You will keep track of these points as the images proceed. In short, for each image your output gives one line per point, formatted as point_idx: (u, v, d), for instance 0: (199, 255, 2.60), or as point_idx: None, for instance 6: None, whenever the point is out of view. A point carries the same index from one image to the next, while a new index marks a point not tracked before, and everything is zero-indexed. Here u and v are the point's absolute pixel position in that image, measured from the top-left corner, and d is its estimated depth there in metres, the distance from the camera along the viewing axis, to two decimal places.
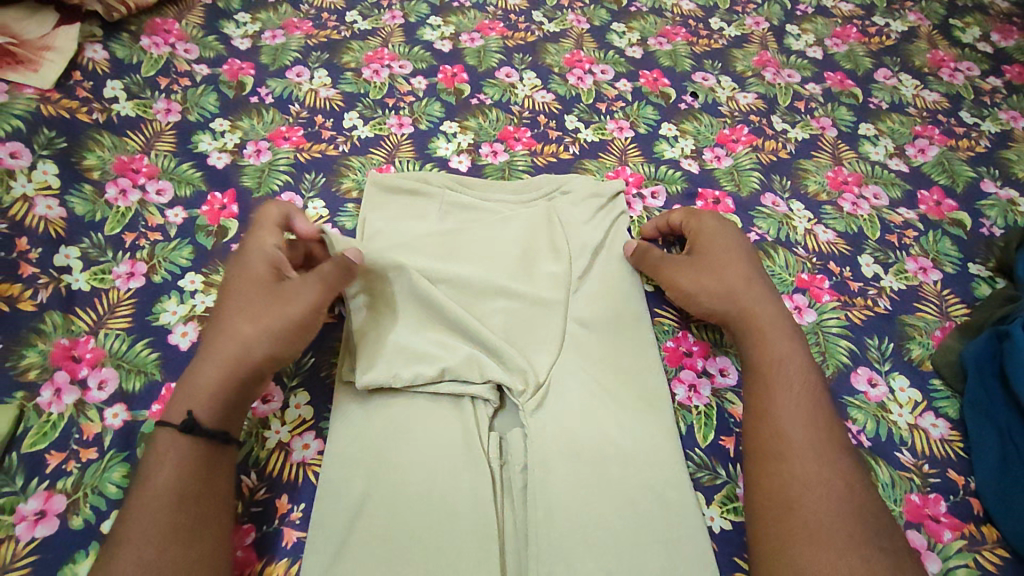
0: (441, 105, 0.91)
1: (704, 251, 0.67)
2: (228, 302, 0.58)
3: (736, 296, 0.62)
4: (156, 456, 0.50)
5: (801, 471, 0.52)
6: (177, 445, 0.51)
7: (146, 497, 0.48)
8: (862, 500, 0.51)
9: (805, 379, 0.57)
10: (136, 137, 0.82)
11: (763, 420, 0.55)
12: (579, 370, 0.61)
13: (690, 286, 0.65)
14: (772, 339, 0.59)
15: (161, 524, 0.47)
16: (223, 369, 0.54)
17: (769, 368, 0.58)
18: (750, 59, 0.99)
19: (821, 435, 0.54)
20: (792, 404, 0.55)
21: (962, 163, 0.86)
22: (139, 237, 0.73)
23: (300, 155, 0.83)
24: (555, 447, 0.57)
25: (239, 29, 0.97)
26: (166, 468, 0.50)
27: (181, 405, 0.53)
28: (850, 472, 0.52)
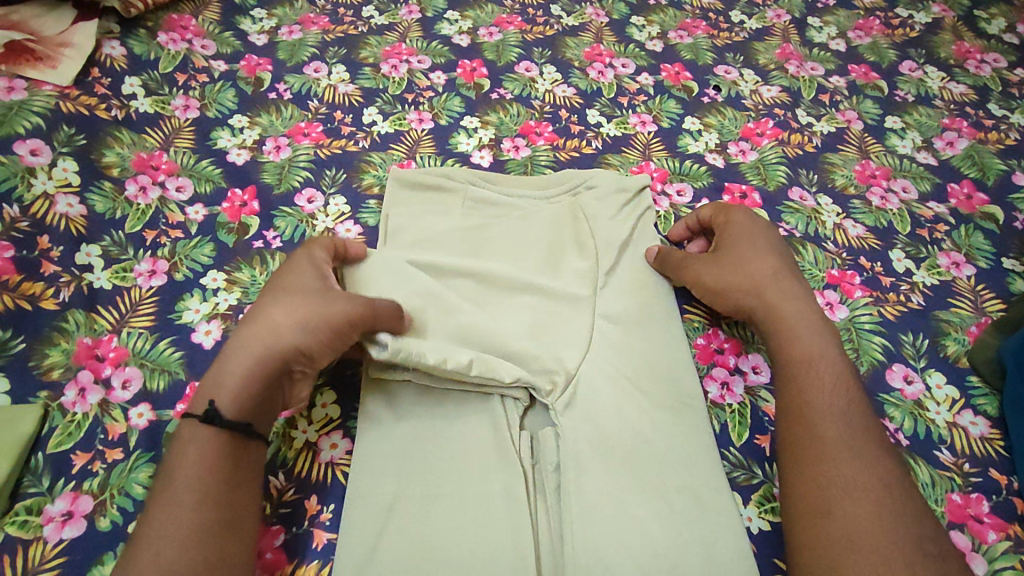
0: (460, 100, 0.89)
1: (731, 245, 0.65)
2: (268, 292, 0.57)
3: (761, 289, 0.61)
4: (180, 447, 0.49)
5: (843, 471, 0.50)
6: (199, 438, 0.49)
7: (172, 495, 0.47)
8: (906, 504, 0.49)
9: (842, 376, 0.56)
10: (155, 134, 0.81)
11: (799, 420, 0.54)
12: (608, 366, 0.60)
13: (716, 281, 0.63)
14: (802, 336, 0.58)
15: (186, 525, 0.46)
16: (251, 358, 0.52)
17: (801, 366, 0.57)
18: (772, 52, 0.98)
19: (862, 434, 0.52)
20: (827, 403, 0.54)
21: (992, 156, 0.85)
22: (160, 235, 0.72)
23: (320, 151, 0.83)
24: (587, 446, 0.56)
25: (256, 25, 0.97)
26: (193, 465, 0.48)
27: (206, 393, 0.51)
28: (893, 473, 0.50)
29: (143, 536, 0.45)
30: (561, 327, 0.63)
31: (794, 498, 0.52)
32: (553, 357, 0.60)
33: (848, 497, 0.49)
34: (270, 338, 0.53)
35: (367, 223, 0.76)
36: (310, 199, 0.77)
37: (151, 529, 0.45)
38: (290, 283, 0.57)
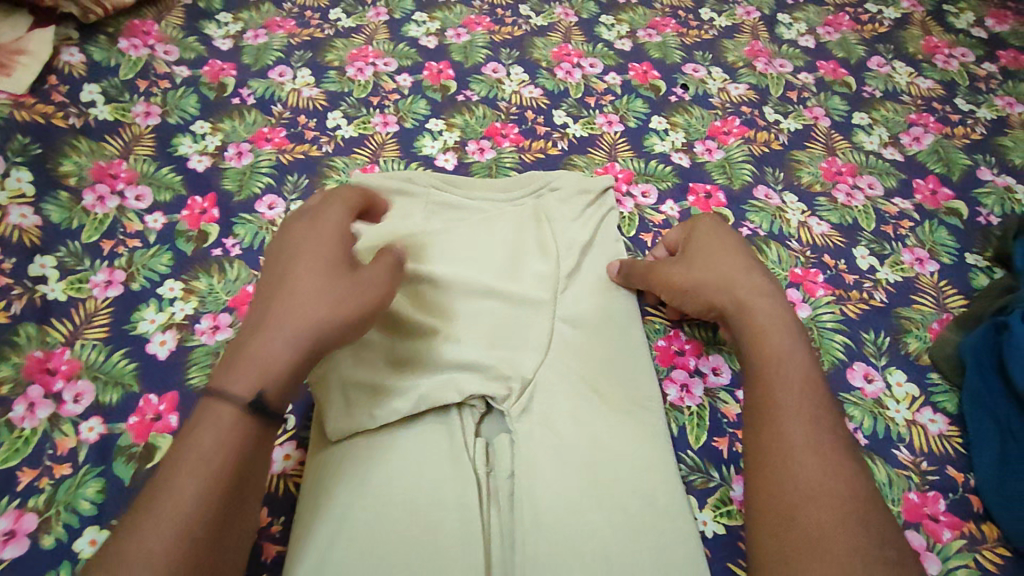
0: (426, 103, 0.89)
1: (701, 247, 0.65)
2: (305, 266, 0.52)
3: (732, 286, 0.61)
4: (189, 450, 0.44)
5: (804, 476, 0.50)
6: (215, 445, 0.44)
7: (159, 505, 0.42)
8: (868, 510, 0.48)
9: (806, 377, 0.55)
10: (114, 142, 0.80)
11: (764, 422, 0.54)
12: (567, 370, 0.60)
13: (686, 280, 0.63)
14: (772, 336, 0.57)
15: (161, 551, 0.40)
16: (300, 340, 0.48)
17: (769, 368, 0.56)
18: (741, 50, 0.97)
19: (823, 436, 0.52)
20: (793, 405, 0.53)
21: (958, 151, 0.85)
22: (117, 244, 0.72)
23: (283, 156, 0.82)
24: (544, 452, 0.55)
25: (221, 29, 0.96)
26: (192, 478, 0.43)
27: (248, 376, 0.46)
28: (855, 476, 0.50)
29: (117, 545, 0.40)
30: (516, 330, 0.62)
31: (756, 503, 0.51)
32: (512, 363, 0.60)
33: (809, 501, 0.49)
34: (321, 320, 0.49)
35: None
36: (271, 205, 0.77)
37: (128, 536, 0.40)
38: (328, 261, 0.53)
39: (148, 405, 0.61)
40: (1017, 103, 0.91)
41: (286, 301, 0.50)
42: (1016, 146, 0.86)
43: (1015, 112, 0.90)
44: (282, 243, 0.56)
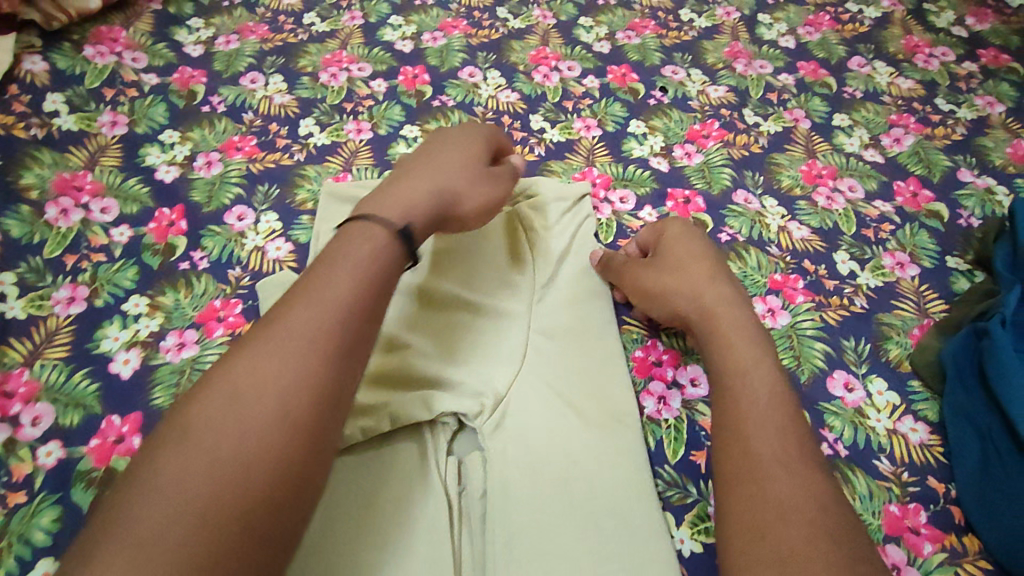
0: (401, 109, 0.87)
1: (669, 253, 0.65)
2: (452, 151, 0.60)
3: (699, 295, 0.60)
4: (270, 346, 0.39)
5: (774, 490, 0.48)
6: (306, 340, 0.40)
7: (231, 409, 0.37)
8: (842, 526, 0.46)
9: (773, 388, 0.54)
10: (79, 153, 0.78)
11: (733, 435, 0.52)
12: (541, 385, 0.59)
13: (652, 285, 0.63)
14: (738, 346, 0.56)
15: (237, 458, 0.35)
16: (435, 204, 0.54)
17: (736, 380, 0.55)
18: (721, 51, 0.96)
19: (792, 449, 0.50)
20: (761, 418, 0.52)
21: (938, 153, 0.84)
22: (81, 259, 0.69)
23: (253, 165, 0.80)
24: (516, 470, 0.54)
25: (191, 35, 0.93)
26: (273, 382, 0.38)
27: (399, 206, 0.51)
28: (826, 490, 0.48)
29: (176, 447, 0.35)
30: (488, 342, 0.61)
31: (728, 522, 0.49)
32: (484, 379, 0.58)
33: (782, 518, 0.46)
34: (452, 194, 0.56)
35: (299, 240, 0.73)
36: (240, 216, 0.75)
37: (191, 439, 0.35)
38: (466, 158, 0.60)
39: (110, 427, 0.59)
40: (998, 102, 0.90)
41: (429, 170, 0.57)
42: (996, 147, 0.85)
43: (996, 111, 0.89)
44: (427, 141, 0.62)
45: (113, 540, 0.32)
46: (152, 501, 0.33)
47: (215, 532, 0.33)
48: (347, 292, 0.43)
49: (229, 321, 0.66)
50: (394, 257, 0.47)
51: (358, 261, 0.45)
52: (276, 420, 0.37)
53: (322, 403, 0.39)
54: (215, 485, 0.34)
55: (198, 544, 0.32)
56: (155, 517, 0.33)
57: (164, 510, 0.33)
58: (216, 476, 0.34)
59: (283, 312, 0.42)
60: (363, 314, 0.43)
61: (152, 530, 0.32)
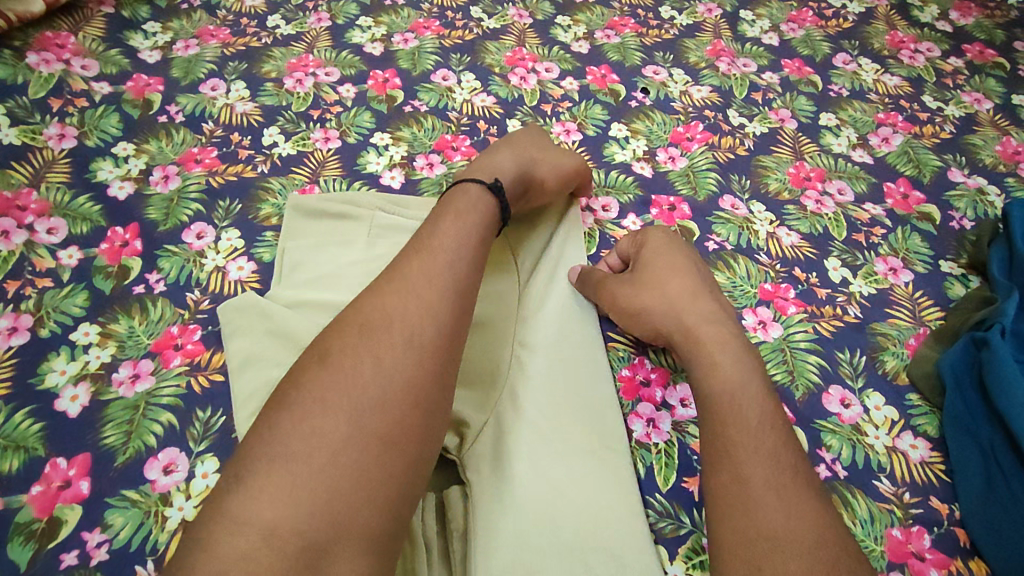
0: (371, 115, 0.83)
1: (647, 266, 0.62)
2: (520, 138, 0.68)
3: (678, 312, 0.58)
4: (391, 295, 0.47)
5: (768, 523, 0.44)
6: (421, 289, 0.47)
7: (358, 352, 0.44)
8: (839, 557, 0.43)
9: (762, 408, 0.50)
10: (23, 168, 0.73)
11: (722, 459, 0.48)
12: (527, 408, 0.55)
13: (633, 301, 0.60)
14: (723, 365, 0.53)
15: (369, 391, 0.42)
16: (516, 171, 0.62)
17: (724, 401, 0.51)
18: (703, 49, 0.93)
19: (785, 475, 0.47)
20: (752, 442, 0.48)
21: (927, 152, 0.82)
22: (25, 285, 0.64)
23: (213, 179, 0.75)
24: (500, 503, 0.50)
25: (148, 40, 0.88)
26: (392, 329, 0.45)
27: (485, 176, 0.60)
28: (821, 519, 0.45)
29: (315, 381, 0.42)
30: (471, 360, 0.57)
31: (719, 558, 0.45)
32: (469, 402, 0.55)
33: (778, 552, 0.43)
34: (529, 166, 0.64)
35: (263, 258, 0.69)
36: (200, 234, 0.70)
37: (327, 376, 0.43)
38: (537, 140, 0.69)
39: (55, 471, 0.54)
40: (985, 99, 0.88)
41: (504, 151, 0.65)
42: (985, 145, 0.83)
43: (984, 108, 0.87)
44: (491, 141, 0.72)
45: (271, 457, 0.39)
46: (298, 429, 0.40)
47: (354, 453, 0.40)
48: (451, 246, 0.51)
49: (187, 349, 0.62)
50: (488, 212, 0.57)
51: (460, 215, 0.54)
52: (396, 362, 0.44)
53: (433, 349, 0.45)
54: (352, 418, 0.41)
55: (340, 463, 0.39)
56: (303, 439, 0.40)
57: (311, 435, 0.40)
58: (352, 408, 0.41)
59: (399, 265, 0.50)
60: (467, 266, 0.51)
61: (305, 447, 0.40)
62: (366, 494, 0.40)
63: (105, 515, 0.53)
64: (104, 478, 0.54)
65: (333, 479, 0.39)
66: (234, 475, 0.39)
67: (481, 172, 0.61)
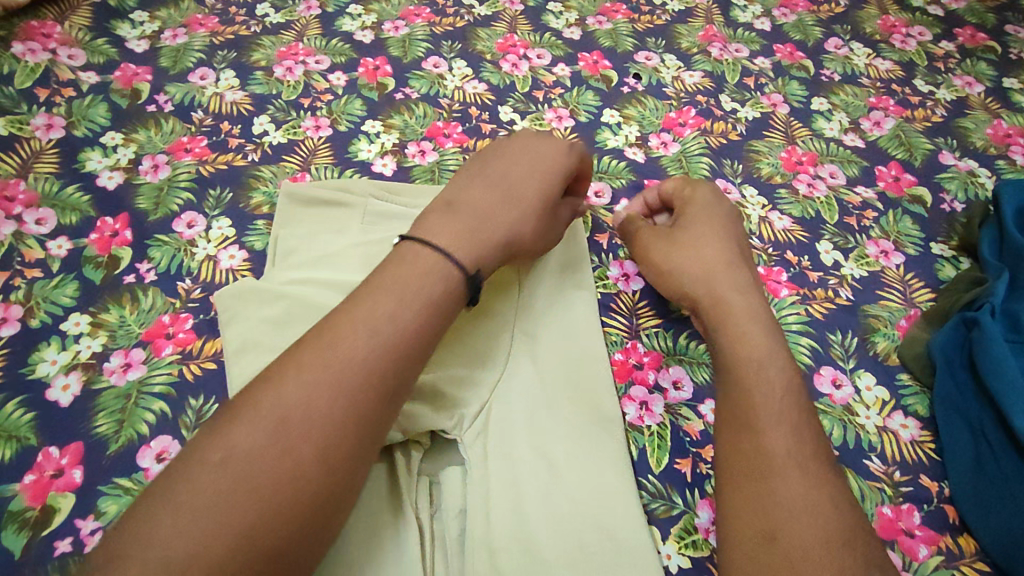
0: (362, 103, 0.82)
1: (686, 221, 0.63)
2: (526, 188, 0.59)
3: (708, 268, 0.58)
4: (354, 332, 0.45)
5: (784, 493, 0.45)
6: (381, 334, 0.45)
7: (262, 453, 0.39)
8: (853, 530, 0.44)
9: (784, 383, 0.51)
10: (11, 159, 0.72)
11: (743, 430, 0.49)
12: (530, 397, 0.55)
13: (662, 251, 0.61)
14: (753, 336, 0.53)
15: (317, 426, 0.41)
16: (507, 232, 0.55)
17: (751, 369, 0.51)
18: (695, 35, 0.93)
19: (804, 450, 0.47)
20: (775, 416, 0.49)
21: (919, 135, 0.82)
22: (14, 276, 0.64)
23: (203, 168, 0.75)
24: (504, 485, 0.51)
25: (135, 29, 0.87)
26: (310, 430, 0.40)
27: (469, 248, 0.52)
28: (837, 491, 0.46)
29: (273, 404, 0.41)
30: (469, 338, 0.57)
31: (728, 524, 0.46)
32: (470, 381, 0.55)
33: (792, 520, 0.44)
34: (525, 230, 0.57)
35: (254, 247, 0.69)
36: (190, 223, 0.70)
37: (283, 401, 0.41)
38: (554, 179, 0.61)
39: (48, 460, 0.54)
40: (976, 82, 0.89)
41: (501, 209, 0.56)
42: (977, 128, 0.83)
43: (975, 92, 0.87)
44: (497, 148, 0.62)
45: (212, 473, 0.38)
46: (220, 481, 0.38)
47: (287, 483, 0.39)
48: (400, 336, 0.46)
49: (179, 338, 0.62)
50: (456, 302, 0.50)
51: (427, 306, 0.48)
52: (333, 428, 0.41)
53: (346, 448, 0.41)
54: (247, 527, 0.37)
55: (274, 495, 0.38)
56: (244, 461, 0.39)
57: (252, 460, 0.39)
58: (297, 442, 0.40)
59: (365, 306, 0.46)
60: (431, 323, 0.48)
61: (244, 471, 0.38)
62: (291, 528, 0.38)
63: (98, 503, 0.53)
64: (96, 467, 0.54)
65: (259, 510, 0.38)
66: (146, 516, 0.37)
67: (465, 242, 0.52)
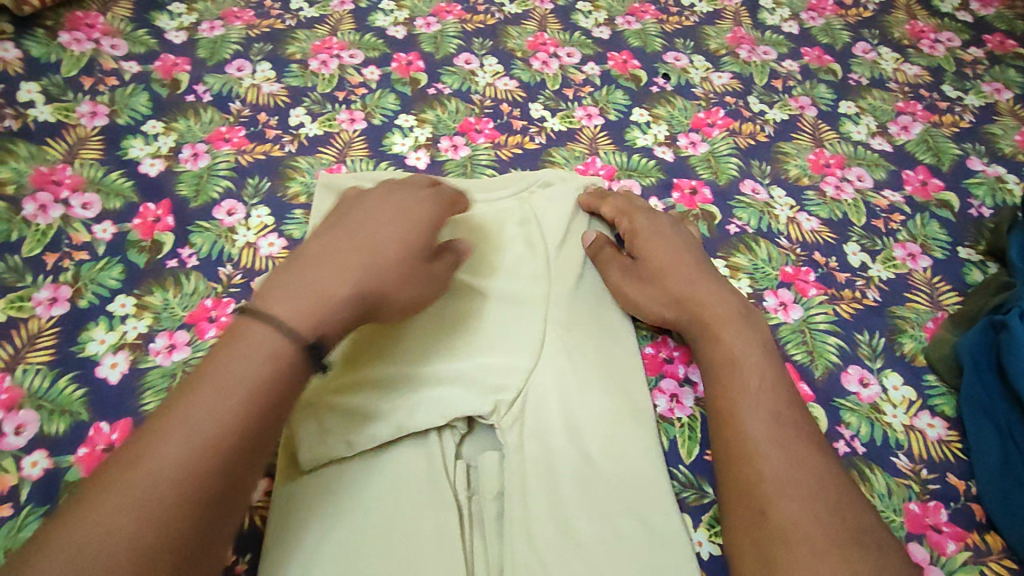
0: (395, 97, 0.84)
1: (642, 247, 0.63)
2: (388, 235, 0.50)
3: (678, 297, 0.59)
4: (215, 380, 0.39)
5: (772, 473, 0.48)
6: (229, 383, 0.39)
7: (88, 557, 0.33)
8: (841, 497, 0.48)
9: (767, 374, 0.54)
10: (57, 145, 0.74)
11: (727, 424, 0.52)
12: (558, 380, 0.57)
13: (637, 290, 0.62)
14: (725, 339, 0.56)
15: (167, 473, 0.36)
16: (359, 286, 0.46)
17: (725, 370, 0.55)
18: (723, 37, 0.94)
19: (786, 431, 0.51)
20: (754, 404, 0.52)
21: (947, 141, 0.82)
22: (62, 258, 0.66)
23: (242, 157, 0.76)
24: (532, 465, 0.53)
25: (174, 21, 0.89)
26: (119, 536, 0.34)
27: (306, 304, 0.43)
28: (822, 465, 0.49)
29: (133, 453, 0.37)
30: (498, 333, 0.59)
31: (729, 505, 0.50)
32: (502, 370, 0.57)
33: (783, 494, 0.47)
34: (385, 287, 0.48)
35: (293, 236, 0.70)
36: (231, 211, 0.72)
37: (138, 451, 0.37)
38: (424, 229, 0.52)
39: (99, 435, 0.56)
40: (1005, 89, 0.89)
41: (359, 258, 0.47)
42: (1005, 134, 0.84)
43: (1003, 98, 0.88)
44: (354, 198, 0.54)
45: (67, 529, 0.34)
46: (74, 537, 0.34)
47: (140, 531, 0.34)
48: (222, 429, 0.38)
49: (221, 322, 0.63)
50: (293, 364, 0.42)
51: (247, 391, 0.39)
52: (192, 472, 0.37)
53: (189, 525, 0.36)
54: None
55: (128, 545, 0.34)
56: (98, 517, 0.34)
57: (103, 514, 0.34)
58: (147, 490, 0.35)
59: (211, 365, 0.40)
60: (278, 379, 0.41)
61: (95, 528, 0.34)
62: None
63: None
64: None
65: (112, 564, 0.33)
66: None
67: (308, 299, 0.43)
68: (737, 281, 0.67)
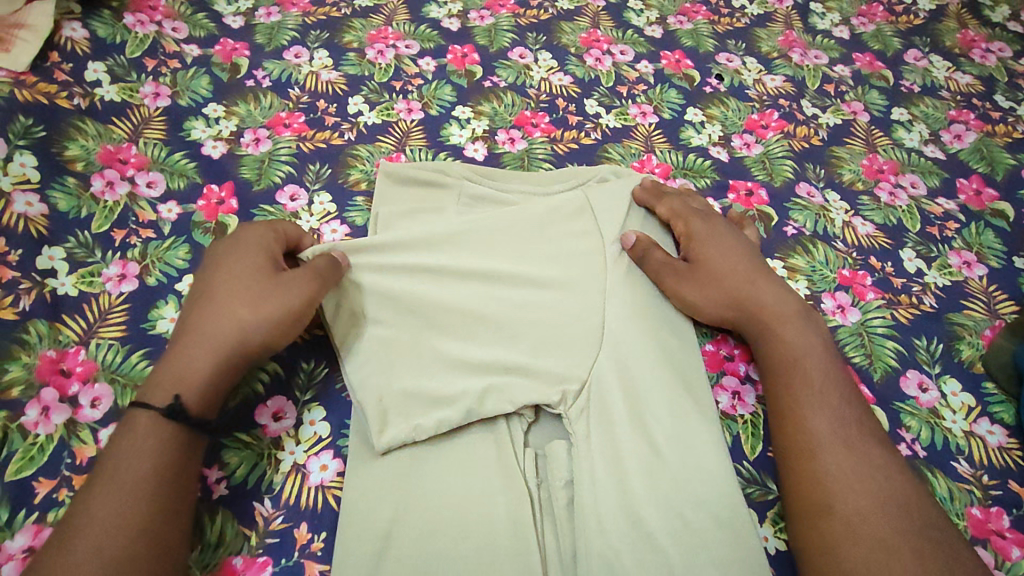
0: (451, 88, 0.85)
1: (700, 248, 0.64)
2: (218, 287, 0.55)
3: (742, 298, 0.60)
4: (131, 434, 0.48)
5: (836, 468, 0.50)
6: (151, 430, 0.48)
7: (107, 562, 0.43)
8: (907, 493, 0.49)
9: (826, 373, 0.55)
10: (122, 125, 0.75)
11: (790, 420, 0.53)
12: (621, 371, 0.57)
13: (698, 288, 0.61)
14: (787, 338, 0.57)
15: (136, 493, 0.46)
16: (215, 349, 0.52)
17: (786, 369, 0.56)
18: (775, 40, 0.94)
19: (849, 430, 0.52)
20: (816, 402, 0.53)
21: (1001, 150, 0.83)
22: (130, 235, 0.67)
23: (303, 144, 0.77)
24: (598, 454, 0.54)
25: (231, 6, 0.90)
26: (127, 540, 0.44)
27: (170, 384, 0.50)
28: (886, 461, 0.50)
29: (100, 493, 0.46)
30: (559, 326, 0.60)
31: (790, 499, 0.51)
32: (568, 361, 0.58)
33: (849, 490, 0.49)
34: (238, 324, 0.53)
35: (355, 222, 0.71)
36: (293, 196, 0.73)
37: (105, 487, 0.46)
38: (249, 261, 0.56)
39: None
40: None
41: (204, 324, 0.53)
42: None
43: None
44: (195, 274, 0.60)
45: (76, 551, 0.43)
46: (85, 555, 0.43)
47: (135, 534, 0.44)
48: (141, 504, 0.46)
49: None
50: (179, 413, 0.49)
51: (137, 484, 0.46)
52: (152, 487, 0.46)
53: (167, 522, 0.46)
54: None
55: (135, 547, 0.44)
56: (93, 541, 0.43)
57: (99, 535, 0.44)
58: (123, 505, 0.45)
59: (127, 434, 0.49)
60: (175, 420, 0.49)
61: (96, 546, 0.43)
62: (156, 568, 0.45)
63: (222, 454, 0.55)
64: None
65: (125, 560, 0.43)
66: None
67: (176, 372, 0.51)
68: (795, 282, 0.68)
